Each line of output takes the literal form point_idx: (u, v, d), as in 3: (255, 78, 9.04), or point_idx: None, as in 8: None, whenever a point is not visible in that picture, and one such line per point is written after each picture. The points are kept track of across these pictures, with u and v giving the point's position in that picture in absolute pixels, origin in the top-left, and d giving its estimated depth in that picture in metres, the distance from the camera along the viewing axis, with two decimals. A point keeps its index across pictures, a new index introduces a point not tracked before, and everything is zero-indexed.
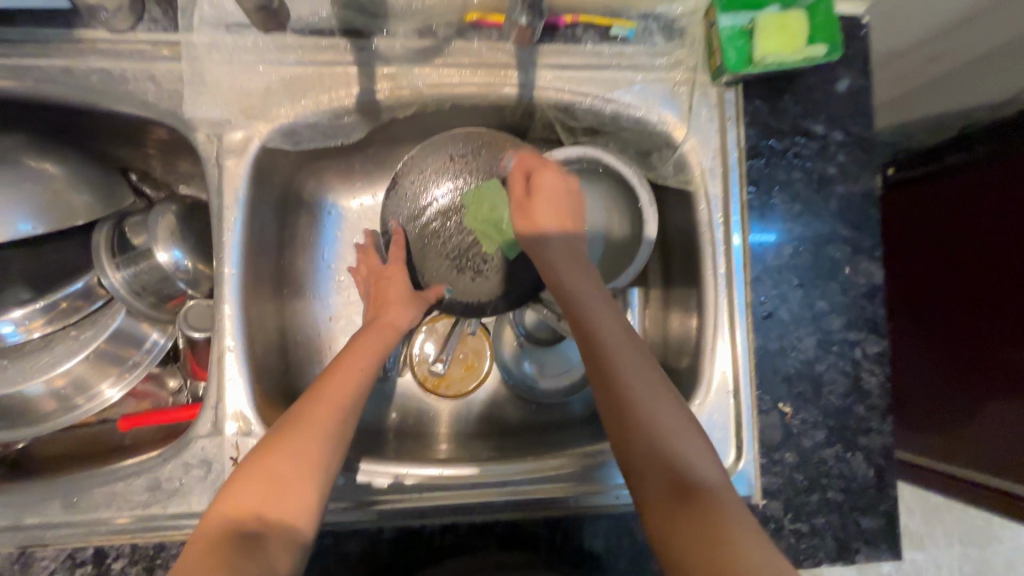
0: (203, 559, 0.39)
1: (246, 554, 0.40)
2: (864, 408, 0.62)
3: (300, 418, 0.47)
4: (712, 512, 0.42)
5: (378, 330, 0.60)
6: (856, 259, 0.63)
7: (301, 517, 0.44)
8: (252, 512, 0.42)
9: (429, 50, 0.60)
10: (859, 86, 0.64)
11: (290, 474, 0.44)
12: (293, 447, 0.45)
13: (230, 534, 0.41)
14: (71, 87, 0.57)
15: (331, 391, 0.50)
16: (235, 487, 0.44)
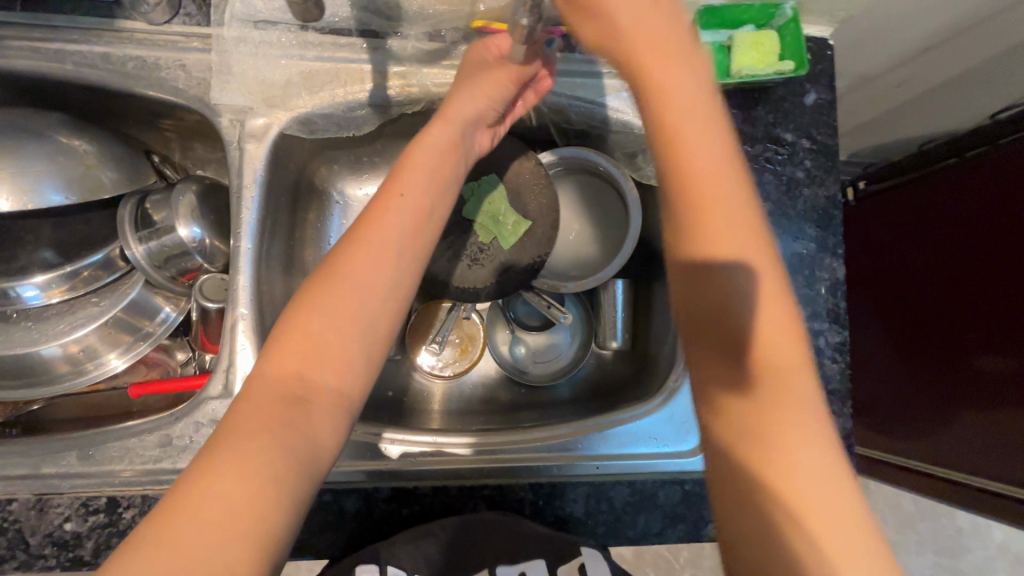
0: (258, 423, 0.41)
1: (283, 411, 0.42)
2: (826, 392, 0.67)
3: (331, 284, 0.47)
4: (768, 403, 0.41)
5: (423, 178, 0.55)
6: (820, 256, 0.69)
7: (342, 380, 0.46)
8: (294, 372, 0.44)
9: (438, 52, 0.66)
10: (825, 100, 0.70)
11: (324, 338, 0.46)
12: (325, 311, 0.46)
13: (269, 392, 0.43)
14: (109, 71, 0.63)
15: (358, 257, 0.49)
16: (274, 351, 0.45)
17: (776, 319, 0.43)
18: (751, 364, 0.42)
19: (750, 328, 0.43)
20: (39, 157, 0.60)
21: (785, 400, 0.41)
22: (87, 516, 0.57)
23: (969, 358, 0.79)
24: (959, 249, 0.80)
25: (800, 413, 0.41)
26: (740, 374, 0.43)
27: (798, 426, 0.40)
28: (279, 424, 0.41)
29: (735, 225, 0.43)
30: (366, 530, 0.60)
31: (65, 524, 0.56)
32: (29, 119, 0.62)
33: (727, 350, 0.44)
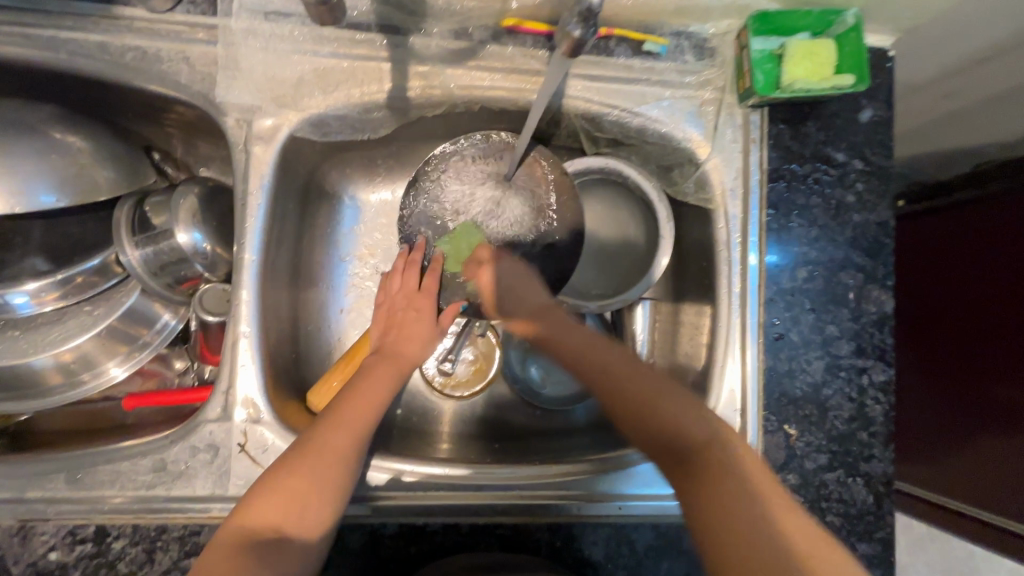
0: (227, 570, 0.43)
1: (255, 557, 0.45)
2: (867, 434, 0.63)
3: (316, 445, 0.50)
4: (710, 474, 0.46)
5: (393, 363, 0.61)
6: (868, 287, 0.64)
7: (315, 527, 0.48)
8: (270, 523, 0.46)
9: (464, 52, 0.60)
10: (881, 117, 0.65)
11: (306, 488, 0.48)
12: (308, 465, 0.49)
13: (242, 538, 0.45)
14: (106, 63, 0.58)
15: (343, 420, 0.53)
16: (255, 495, 0.48)
17: (684, 406, 0.51)
18: (677, 445, 0.49)
19: (671, 412, 0.51)
20: (28, 155, 0.55)
21: (720, 478, 0.46)
22: (74, 545, 0.53)
23: (987, 387, 0.71)
24: (997, 269, 0.70)
25: (740, 483, 0.45)
26: (670, 450, 0.50)
27: (743, 491, 0.45)
28: (246, 572, 0.43)
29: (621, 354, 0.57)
30: (370, 568, 0.57)
31: (50, 553, 0.53)
32: (19, 112, 0.57)
33: (656, 427, 0.51)
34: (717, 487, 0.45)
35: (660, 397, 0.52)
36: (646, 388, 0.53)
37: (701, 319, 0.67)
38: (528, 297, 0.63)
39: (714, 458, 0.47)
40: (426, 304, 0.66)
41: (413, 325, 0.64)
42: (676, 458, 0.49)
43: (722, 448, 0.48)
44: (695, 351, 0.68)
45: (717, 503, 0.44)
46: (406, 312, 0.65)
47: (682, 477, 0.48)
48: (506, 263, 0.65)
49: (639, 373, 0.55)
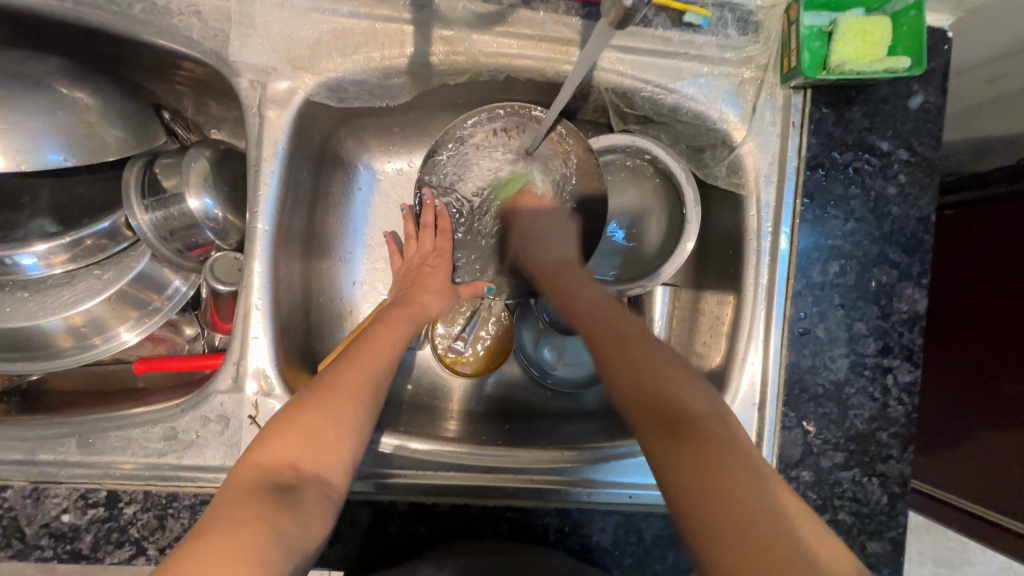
0: (242, 506, 0.40)
1: (274, 494, 0.41)
2: (887, 435, 0.61)
3: (332, 382, 0.49)
4: (706, 447, 0.44)
5: (409, 310, 0.61)
6: (901, 284, 0.61)
7: (335, 470, 0.45)
8: (288, 461, 0.44)
9: (492, 16, 0.57)
10: (932, 104, 0.61)
11: (323, 425, 0.46)
12: (326, 402, 0.47)
13: (259, 478, 0.42)
14: (114, 15, 0.55)
15: (360, 359, 0.52)
16: (270, 436, 0.45)
17: (683, 379, 0.49)
18: (669, 407, 0.47)
19: (673, 378, 0.49)
20: (33, 111, 0.52)
21: (717, 451, 0.44)
22: (86, 509, 0.53)
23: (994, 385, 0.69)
24: (1004, 266, 0.67)
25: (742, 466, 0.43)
26: (662, 415, 0.46)
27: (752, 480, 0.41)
28: (265, 510, 0.40)
29: (651, 351, 0.52)
30: (379, 544, 0.57)
31: (62, 515, 0.53)
32: (25, 64, 0.54)
33: (652, 388, 0.48)
34: (713, 469, 0.42)
35: (654, 366, 0.50)
36: (654, 365, 0.50)
37: (723, 308, 0.65)
38: (541, 255, 0.63)
39: (702, 431, 0.45)
40: (443, 261, 0.66)
41: (431, 278, 0.65)
42: (665, 419, 0.46)
43: (720, 427, 0.46)
44: (715, 342, 0.66)
45: (704, 479, 0.41)
46: (426, 265, 0.66)
47: (671, 440, 0.45)
48: (551, 210, 0.66)
49: (661, 354, 0.51)
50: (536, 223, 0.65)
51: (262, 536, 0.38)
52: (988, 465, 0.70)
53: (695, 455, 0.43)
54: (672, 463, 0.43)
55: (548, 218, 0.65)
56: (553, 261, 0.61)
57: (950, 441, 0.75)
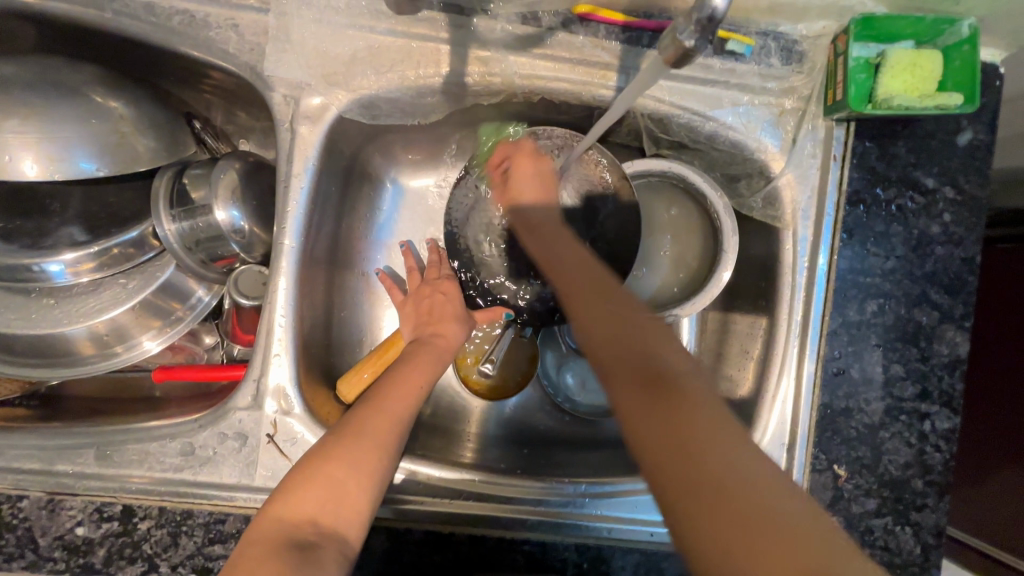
0: (261, 568, 0.38)
1: (293, 555, 0.40)
2: (922, 483, 0.59)
3: (357, 428, 0.47)
4: (677, 404, 0.37)
5: (434, 347, 0.58)
6: (942, 327, 0.59)
7: (353, 526, 0.44)
8: (308, 517, 0.42)
9: (530, 38, 0.56)
10: (981, 142, 0.59)
11: (343, 478, 0.44)
12: (347, 452, 0.45)
13: (279, 536, 0.41)
14: (153, 26, 0.55)
15: (386, 401, 0.49)
16: (292, 487, 0.43)
17: (660, 338, 0.41)
18: (646, 362, 0.39)
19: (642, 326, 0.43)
20: (69, 119, 0.52)
21: (691, 412, 0.36)
22: (100, 523, 0.52)
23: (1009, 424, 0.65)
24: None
25: (712, 411, 0.37)
26: (633, 365, 0.39)
27: (714, 436, 0.35)
28: (283, 574, 0.38)
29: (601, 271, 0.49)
30: (393, 573, 0.55)
31: (76, 528, 0.52)
32: (61, 72, 0.54)
33: (635, 353, 0.40)
34: (684, 421, 0.36)
35: (609, 292, 0.47)
36: (630, 322, 0.43)
37: (753, 340, 0.64)
38: (529, 207, 0.58)
39: (671, 386, 0.38)
40: (453, 287, 0.64)
41: (442, 306, 0.62)
42: (640, 374, 0.39)
43: (701, 389, 0.38)
44: (744, 375, 0.64)
45: (673, 423, 0.36)
46: (436, 292, 0.64)
47: (649, 398, 0.37)
48: (540, 160, 0.60)
49: (605, 294, 0.46)
50: (529, 184, 0.59)
51: None
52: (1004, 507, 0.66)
53: (668, 402, 0.37)
54: (636, 419, 0.37)
55: (546, 172, 0.60)
56: (540, 221, 0.56)
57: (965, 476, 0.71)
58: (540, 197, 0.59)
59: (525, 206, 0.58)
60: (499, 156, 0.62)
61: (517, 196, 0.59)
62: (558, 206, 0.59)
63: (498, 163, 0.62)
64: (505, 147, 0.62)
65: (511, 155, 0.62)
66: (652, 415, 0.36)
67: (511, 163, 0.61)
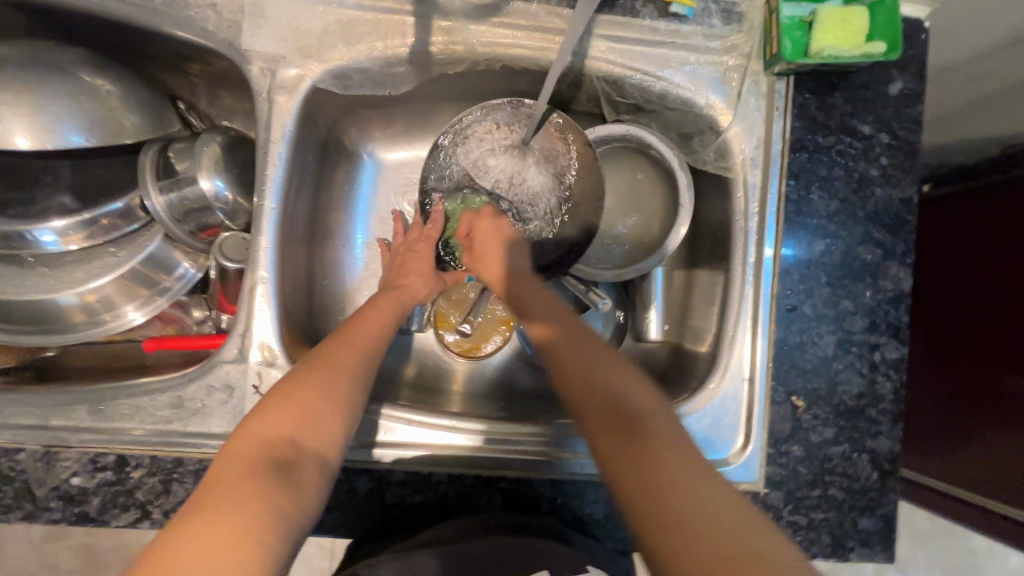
0: (244, 480, 0.40)
1: (274, 469, 0.42)
2: (875, 411, 0.62)
3: (325, 360, 0.50)
4: (653, 444, 0.43)
5: (397, 294, 0.63)
6: (886, 263, 0.63)
7: (329, 447, 0.46)
8: (284, 436, 0.44)
9: (488, 7, 0.60)
10: (911, 91, 0.63)
11: (316, 401, 0.47)
12: (319, 380, 0.48)
13: (257, 453, 0.43)
14: (136, 7, 0.59)
15: (348, 340, 0.53)
16: (267, 411, 0.46)
17: (623, 373, 0.49)
18: (619, 407, 0.46)
19: (611, 374, 0.49)
20: (58, 94, 0.56)
21: (661, 449, 0.43)
22: (94, 472, 0.56)
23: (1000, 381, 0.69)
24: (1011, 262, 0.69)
25: (683, 459, 0.42)
26: (610, 412, 0.46)
27: (683, 474, 0.41)
28: (268, 487, 0.40)
29: (582, 341, 0.53)
30: (376, 513, 0.58)
31: (72, 478, 0.55)
32: (50, 52, 0.58)
33: (604, 396, 0.47)
34: (660, 461, 0.42)
35: (594, 367, 0.49)
36: (591, 365, 0.50)
37: (713, 287, 0.67)
38: (494, 262, 0.65)
39: (648, 431, 0.44)
40: (427, 245, 0.69)
41: (413, 260, 0.68)
42: (614, 419, 0.45)
43: (672, 429, 0.45)
44: (706, 320, 0.68)
45: (647, 468, 0.41)
46: (410, 249, 0.69)
47: (624, 441, 0.44)
48: (509, 226, 0.68)
49: (586, 343, 0.52)
50: (489, 239, 0.67)
51: (269, 511, 0.39)
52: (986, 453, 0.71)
53: (636, 446, 0.43)
54: (613, 464, 0.43)
55: (502, 233, 0.68)
56: (518, 275, 0.63)
57: (947, 429, 0.76)
58: (512, 257, 0.65)
59: (502, 259, 0.65)
60: (463, 225, 0.70)
61: (481, 261, 0.67)
62: (523, 261, 0.66)
63: (465, 230, 0.70)
64: (471, 214, 0.70)
65: (473, 223, 0.69)
66: (618, 463, 0.43)
67: (473, 230, 0.69)
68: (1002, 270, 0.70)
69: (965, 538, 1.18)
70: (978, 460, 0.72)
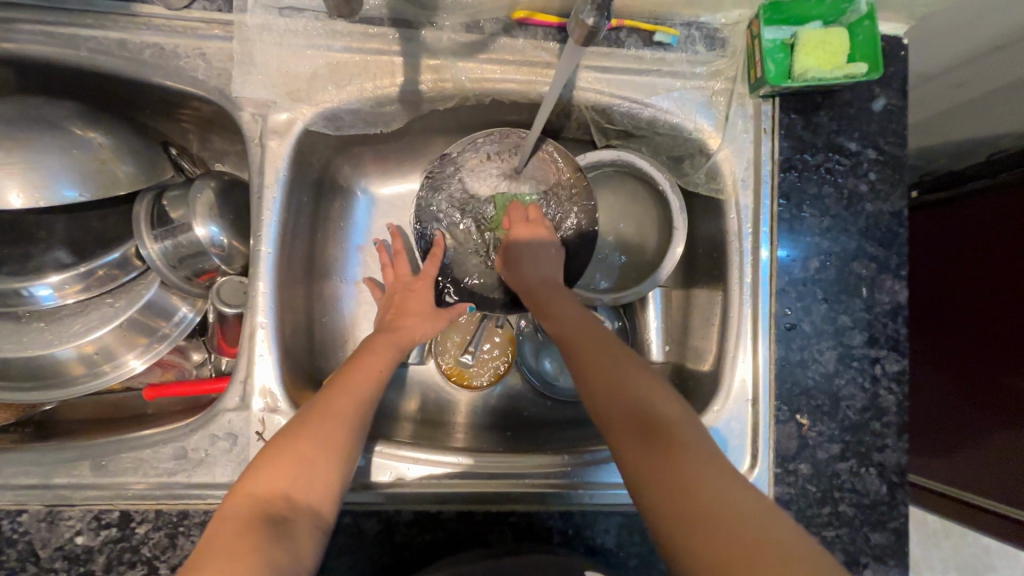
0: (237, 539, 0.41)
1: (267, 526, 0.42)
2: (880, 425, 0.62)
3: (320, 408, 0.50)
4: (675, 451, 0.44)
5: (395, 336, 0.61)
6: (880, 277, 0.63)
7: (324, 500, 0.46)
8: (278, 492, 0.44)
9: (475, 45, 0.61)
10: (894, 106, 0.64)
11: (310, 453, 0.47)
12: (313, 431, 0.48)
13: (250, 511, 0.43)
14: (126, 60, 0.59)
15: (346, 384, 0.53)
16: (261, 465, 0.46)
17: (643, 377, 0.50)
18: (644, 412, 0.47)
19: (634, 380, 0.49)
20: (51, 150, 0.56)
21: (681, 454, 0.44)
22: (99, 530, 0.54)
23: (1005, 383, 0.69)
24: (1002, 265, 0.70)
25: (707, 462, 0.44)
26: (634, 417, 0.47)
27: (708, 469, 0.43)
28: (259, 544, 0.41)
29: (599, 348, 0.53)
30: (386, 554, 0.57)
31: (75, 537, 0.54)
32: (40, 108, 0.58)
33: (629, 403, 0.48)
34: (679, 473, 0.43)
35: (617, 374, 0.50)
36: (618, 374, 0.50)
37: (712, 308, 0.68)
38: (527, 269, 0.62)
39: (675, 437, 0.46)
40: (425, 283, 0.67)
41: (413, 300, 0.66)
42: (633, 420, 0.47)
43: (692, 431, 0.47)
44: (707, 341, 0.68)
45: (667, 474, 0.43)
46: (408, 290, 0.67)
47: (648, 445, 0.45)
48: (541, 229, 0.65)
49: (607, 349, 0.53)
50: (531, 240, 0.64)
51: (258, 570, 0.39)
52: (991, 454, 0.71)
53: (658, 451, 0.45)
54: (639, 467, 0.44)
55: (537, 245, 0.64)
56: (542, 280, 0.61)
57: (948, 433, 0.77)
58: (540, 267, 0.63)
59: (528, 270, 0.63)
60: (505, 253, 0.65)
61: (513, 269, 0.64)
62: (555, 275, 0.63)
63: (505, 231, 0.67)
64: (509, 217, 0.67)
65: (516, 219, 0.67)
66: (638, 463, 0.45)
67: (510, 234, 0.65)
68: (997, 274, 0.70)
69: (978, 537, 1.18)
70: (980, 462, 0.73)
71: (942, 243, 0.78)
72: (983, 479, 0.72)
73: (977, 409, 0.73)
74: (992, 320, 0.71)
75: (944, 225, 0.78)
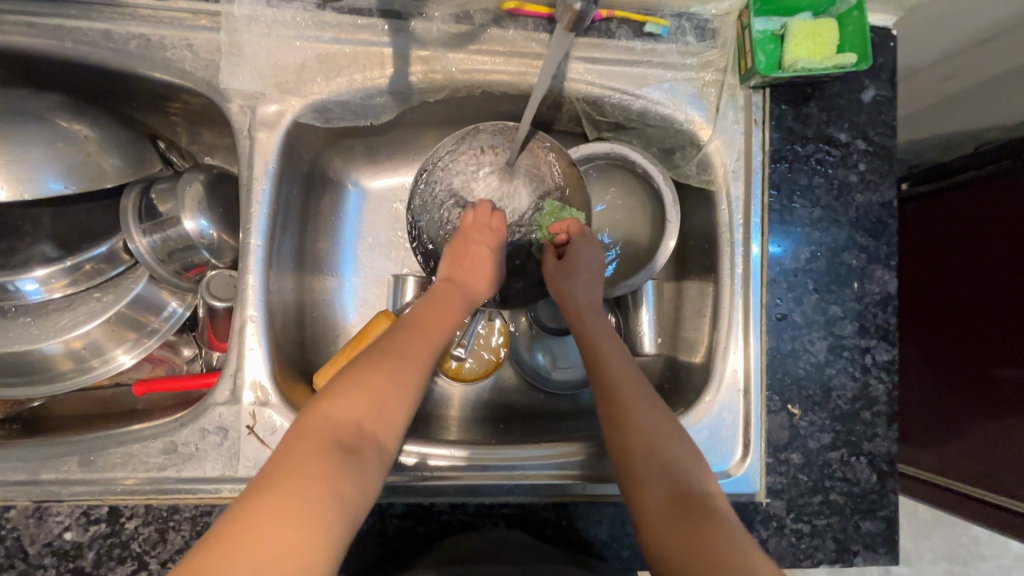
0: (315, 459, 0.42)
1: (343, 451, 0.44)
2: (870, 414, 0.63)
3: (393, 354, 0.52)
4: (701, 520, 0.45)
5: (455, 290, 0.62)
6: (871, 267, 0.64)
7: (390, 438, 0.48)
8: (353, 419, 0.46)
9: (464, 35, 0.61)
10: (884, 97, 0.65)
11: (384, 394, 0.48)
12: (388, 373, 0.50)
13: (328, 431, 0.44)
14: (112, 51, 0.59)
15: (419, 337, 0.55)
16: (337, 393, 0.47)
17: (682, 446, 0.51)
18: (680, 482, 0.48)
19: (674, 449, 0.50)
20: (35, 142, 0.55)
21: (705, 523, 0.45)
22: (88, 526, 0.54)
23: (994, 372, 0.69)
24: (992, 255, 0.70)
25: (731, 533, 0.44)
26: (672, 481, 0.48)
27: (734, 542, 0.43)
28: (335, 469, 0.42)
29: (646, 399, 0.54)
30: (379, 547, 0.57)
31: (64, 533, 0.54)
32: (24, 100, 0.57)
33: (665, 468, 0.49)
34: (704, 539, 0.43)
35: (661, 436, 0.51)
36: (657, 430, 0.51)
37: (704, 300, 0.68)
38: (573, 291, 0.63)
39: (706, 511, 0.46)
40: (492, 235, 0.64)
41: (479, 258, 0.64)
42: (671, 488, 0.48)
43: (722, 510, 0.47)
44: (698, 332, 0.68)
45: (692, 543, 0.43)
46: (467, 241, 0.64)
47: (680, 515, 0.45)
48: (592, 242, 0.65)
49: (649, 406, 0.53)
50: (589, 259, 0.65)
51: (331, 492, 0.41)
52: (978, 444, 0.71)
53: (686, 519, 0.45)
54: (661, 530, 0.45)
55: (594, 259, 0.65)
56: (589, 303, 0.63)
57: (936, 423, 0.77)
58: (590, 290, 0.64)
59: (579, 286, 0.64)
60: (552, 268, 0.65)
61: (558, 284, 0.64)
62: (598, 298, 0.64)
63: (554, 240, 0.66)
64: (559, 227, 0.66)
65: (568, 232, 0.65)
66: (662, 526, 0.45)
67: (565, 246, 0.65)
68: (988, 265, 0.71)
69: (967, 527, 1.19)
70: (966, 452, 0.73)
71: (932, 235, 0.79)
72: (969, 469, 0.72)
73: (963, 399, 0.73)
74: (981, 310, 0.71)
75: (936, 216, 0.79)
